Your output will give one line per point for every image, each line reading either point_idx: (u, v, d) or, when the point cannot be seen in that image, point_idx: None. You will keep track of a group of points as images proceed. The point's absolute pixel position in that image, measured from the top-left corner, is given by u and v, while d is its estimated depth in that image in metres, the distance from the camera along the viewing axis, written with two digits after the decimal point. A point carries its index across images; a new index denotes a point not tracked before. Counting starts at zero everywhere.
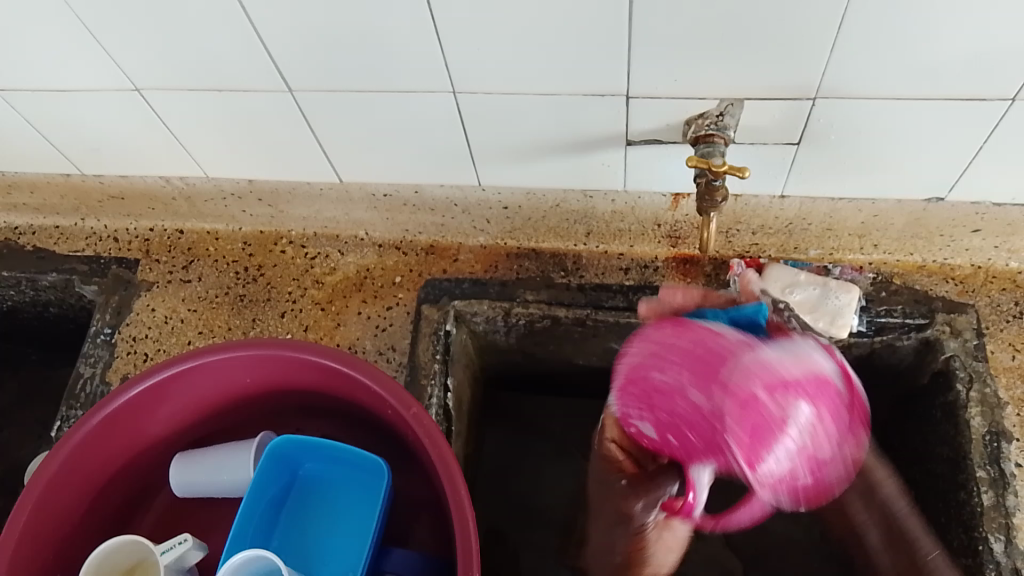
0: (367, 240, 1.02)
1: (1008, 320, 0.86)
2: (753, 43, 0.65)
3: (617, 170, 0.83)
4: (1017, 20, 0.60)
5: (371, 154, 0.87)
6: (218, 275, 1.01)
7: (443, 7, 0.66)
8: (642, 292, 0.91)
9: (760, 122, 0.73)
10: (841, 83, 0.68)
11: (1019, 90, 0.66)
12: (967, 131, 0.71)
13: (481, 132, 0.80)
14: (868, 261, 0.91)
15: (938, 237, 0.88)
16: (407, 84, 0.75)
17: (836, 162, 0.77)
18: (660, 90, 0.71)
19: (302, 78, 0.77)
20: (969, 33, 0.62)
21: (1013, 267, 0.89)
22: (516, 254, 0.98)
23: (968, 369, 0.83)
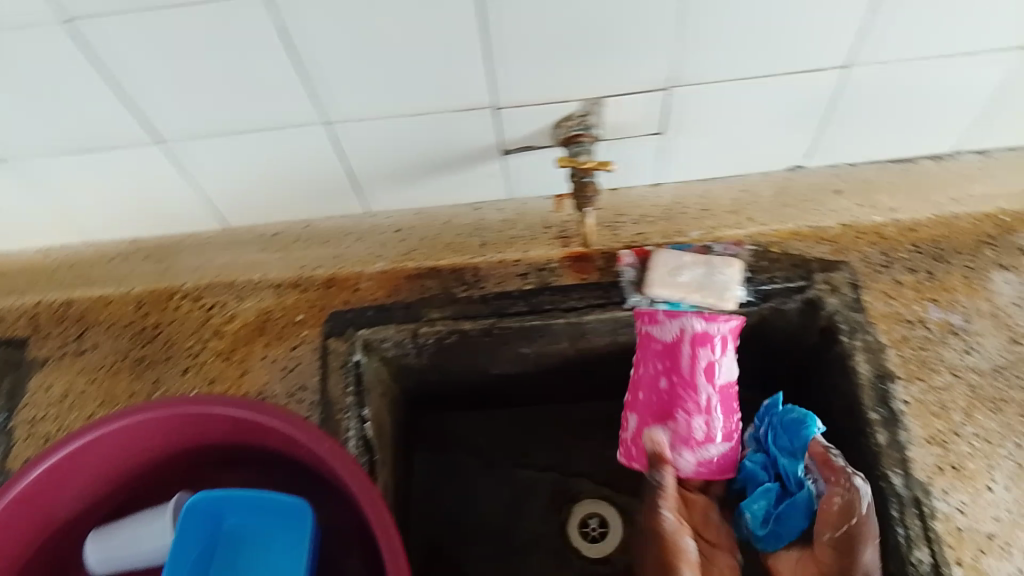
0: (264, 282, 1.00)
1: (880, 271, 0.91)
2: (605, 37, 0.67)
3: (499, 180, 0.85)
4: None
5: (252, 196, 0.86)
6: (114, 341, 0.99)
7: (299, 35, 0.66)
8: (543, 293, 0.96)
9: (624, 119, 0.76)
10: (688, 72, 0.71)
11: (850, 58, 0.71)
12: (813, 103, 0.76)
13: (360, 162, 0.81)
14: (745, 236, 0.94)
15: (806, 204, 0.95)
16: (280, 122, 0.75)
17: (703, 146, 0.81)
18: (524, 99, 0.73)
19: (169, 126, 0.75)
20: (799, 5, 0.65)
21: (877, 221, 0.94)
22: (416, 274, 0.98)
23: (848, 321, 0.90)
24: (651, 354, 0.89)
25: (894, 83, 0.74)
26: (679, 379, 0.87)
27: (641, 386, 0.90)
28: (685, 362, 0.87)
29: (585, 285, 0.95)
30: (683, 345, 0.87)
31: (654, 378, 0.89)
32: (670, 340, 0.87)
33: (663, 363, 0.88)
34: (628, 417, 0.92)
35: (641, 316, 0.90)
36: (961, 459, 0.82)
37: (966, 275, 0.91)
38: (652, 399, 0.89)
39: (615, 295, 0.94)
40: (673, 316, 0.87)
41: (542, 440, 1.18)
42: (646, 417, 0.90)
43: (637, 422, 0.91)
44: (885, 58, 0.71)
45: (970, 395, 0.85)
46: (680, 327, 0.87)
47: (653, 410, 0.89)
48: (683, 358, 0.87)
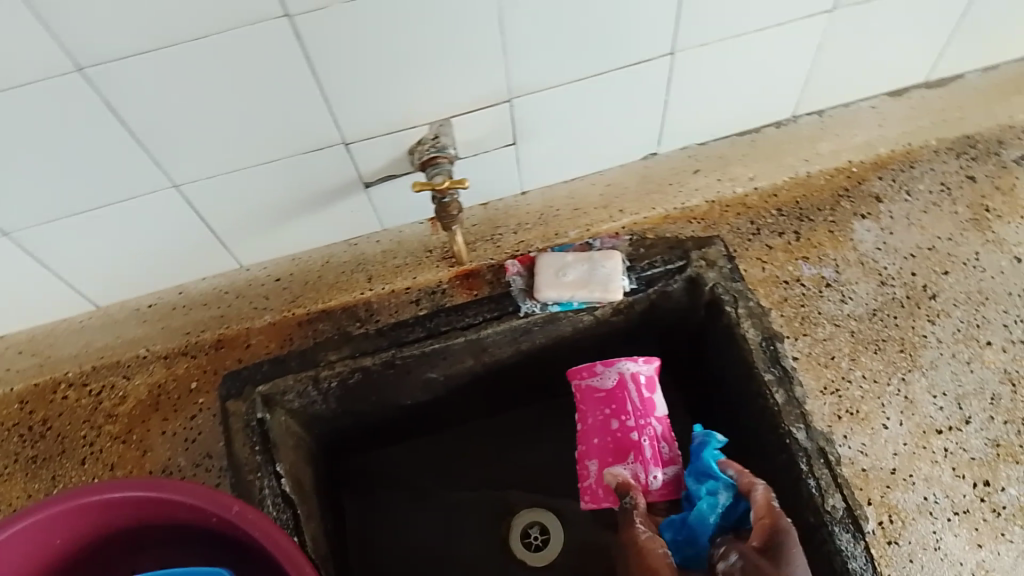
0: (150, 355, 0.97)
1: (750, 239, 0.95)
2: (439, 58, 0.68)
3: (368, 212, 0.85)
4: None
5: (117, 270, 0.83)
6: (1, 445, 0.94)
7: (126, 106, 0.64)
8: (439, 316, 0.95)
9: (474, 135, 0.77)
10: (525, 80, 0.73)
11: (674, 44, 0.73)
12: (651, 91, 0.78)
13: (221, 218, 0.80)
14: (621, 226, 0.97)
15: (669, 187, 0.99)
16: (128, 192, 0.73)
17: (558, 148, 0.82)
18: (372, 131, 0.73)
19: (10, 216, 0.72)
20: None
21: (739, 192, 0.98)
22: (307, 319, 0.97)
23: (730, 291, 0.92)
24: (593, 403, 0.90)
25: (722, 61, 0.77)
26: (625, 419, 0.87)
27: (591, 430, 0.90)
28: (630, 403, 0.88)
29: (477, 301, 0.95)
30: (625, 388, 0.88)
31: (606, 421, 0.88)
32: (613, 385, 0.89)
33: (609, 409, 0.89)
34: (586, 465, 0.90)
35: (576, 373, 0.92)
36: (856, 403, 0.85)
37: (830, 228, 0.96)
38: (609, 439, 0.88)
39: (508, 305, 0.94)
40: (610, 364, 0.89)
41: (468, 461, 1.18)
42: (605, 458, 0.88)
43: (597, 465, 0.88)
44: (707, 39, 0.74)
45: (852, 340, 0.89)
46: (618, 374, 0.89)
47: (610, 451, 0.87)
48: (628, 399, 0.88)
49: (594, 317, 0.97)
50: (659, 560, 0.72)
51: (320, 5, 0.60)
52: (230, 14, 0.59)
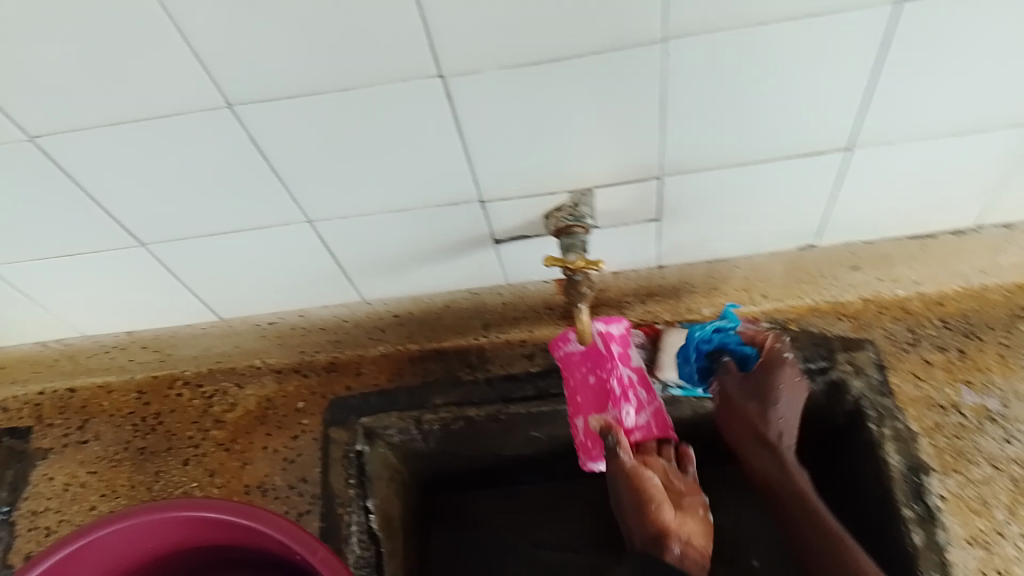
0: (264, 367, 0.98)
1: (906, 349, 0.85)
2: (590, 130, 0.64)
3: (494, 266, 0.82)
4: (835, 69, 0.59)
5: (242, 287, 0.84)
6: (116, 431, 0.97)
7: (269, 144, 0.64)
8: (551, 376, 0.91)
9: (614, 206, 0.72)
10: (680, 160, 0.67)
11: (853, 139, 0.66)
12: (818, 184, 0.71)
13: (348, 255, 0.78)
14: (761, 312, 0.88)
15: (821, 278, 0.87)
16: (262, 221, 0.73)
17: (702, 231, 0.77)
18: (510, 193, 0.70)
19: (152, 228, 0.73)
20: (793, 87, 0.60)
21: (901, 295, 0.87)
22: (418, 357, 0.95)
23: (877, 406, 0.84)
24: (572, 367, 0.78)
25: (901, 160, 0.69)
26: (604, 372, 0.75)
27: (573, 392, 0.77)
28: (609, 358, 0.76)
29: None
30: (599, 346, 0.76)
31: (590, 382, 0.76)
32: (587, 344, 0.76)
33: (587, 367, 0.76)
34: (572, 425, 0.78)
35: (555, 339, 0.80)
36: (1007, 562, 0.74)
37: (1001, 351, 0.84)
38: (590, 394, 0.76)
39: None
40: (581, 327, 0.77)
41: None
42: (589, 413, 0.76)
43: (582, 424, 0.76)
44: (891, 139, 0.66)
45: (1012, 489, 0.77)
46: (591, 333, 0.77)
47: (592, 404, 0.76)
48: (604, 354, 0.76)
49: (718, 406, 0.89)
50: (652, 485, 0.69)
51: (475, 69, 0.57)
52: (380, 68, 0.57)
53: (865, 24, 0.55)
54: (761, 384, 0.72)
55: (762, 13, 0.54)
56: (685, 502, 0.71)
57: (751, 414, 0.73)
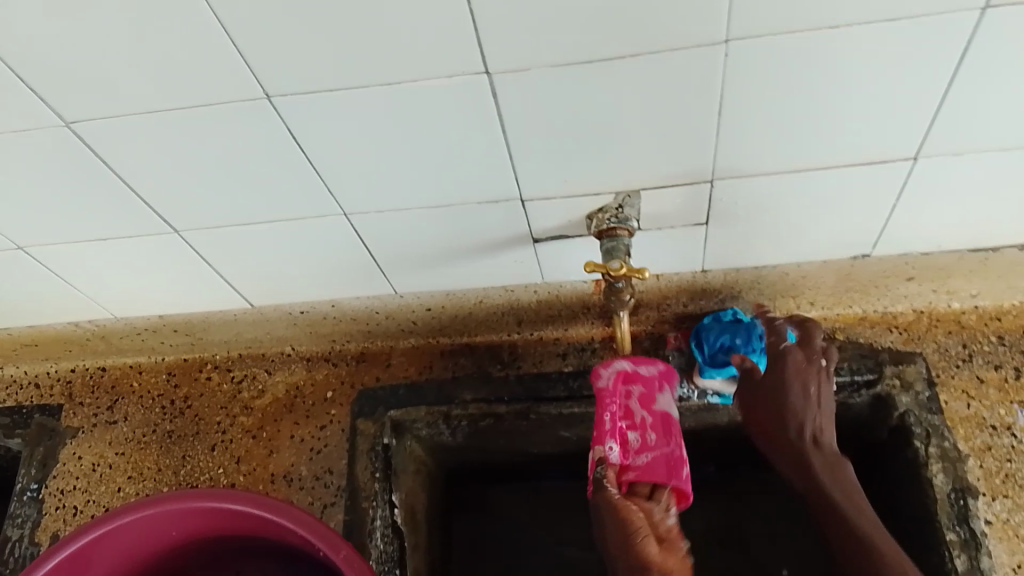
0: (294, 354, 0.97)
1: (958, 365, 0.82)
2: (641, 132, 0.61)
3: (532, 265, 0.79)
4: (906, 78, 0.55)
5: (274, 276, 0.82)
6: (144, 413, 0.97)
7: (307, 135, 0.61)
8: (584, 376, 0.88)
9: (661, 209, 0.69)
10: (734, 165, 0.64)
11: (920, 148, 0.62)
12: (878, 194, 0.67)
13: (383, 249, 0.76)
14: (807, 319, 0.86)
15: (873, 289, 0.82)
16: (297, 212, 0.71)
17: (751, 237, 0.73)
18: (553, 193, 0.67)
19: (185, 215, 0.71)
20: (861, 94, 0.57)
21: (956, 307, 0.84)
22: (450, 351, 0.93)
23: (924, 424, 0.79)
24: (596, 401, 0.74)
25: (969, 173, 0.65)
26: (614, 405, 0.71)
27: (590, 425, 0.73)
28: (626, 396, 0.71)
29: None
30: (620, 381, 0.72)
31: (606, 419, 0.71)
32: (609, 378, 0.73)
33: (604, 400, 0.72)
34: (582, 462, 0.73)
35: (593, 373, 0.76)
36: None
37: None
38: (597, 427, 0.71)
39: None
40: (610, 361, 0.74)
41: None
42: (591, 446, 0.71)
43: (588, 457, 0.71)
44: (962, 150, 0.62)
45: None
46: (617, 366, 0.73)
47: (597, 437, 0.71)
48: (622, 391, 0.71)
49: None
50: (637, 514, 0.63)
51: (525, 65, 0.55)
52: (425, 62, 0.54)
53: (943, 32, 0.52)
54: (771, 370, 0.70)
55: (834, 17, 0.51)
56: (667, 543, 0.63)
57: (773, 407, 0.69)
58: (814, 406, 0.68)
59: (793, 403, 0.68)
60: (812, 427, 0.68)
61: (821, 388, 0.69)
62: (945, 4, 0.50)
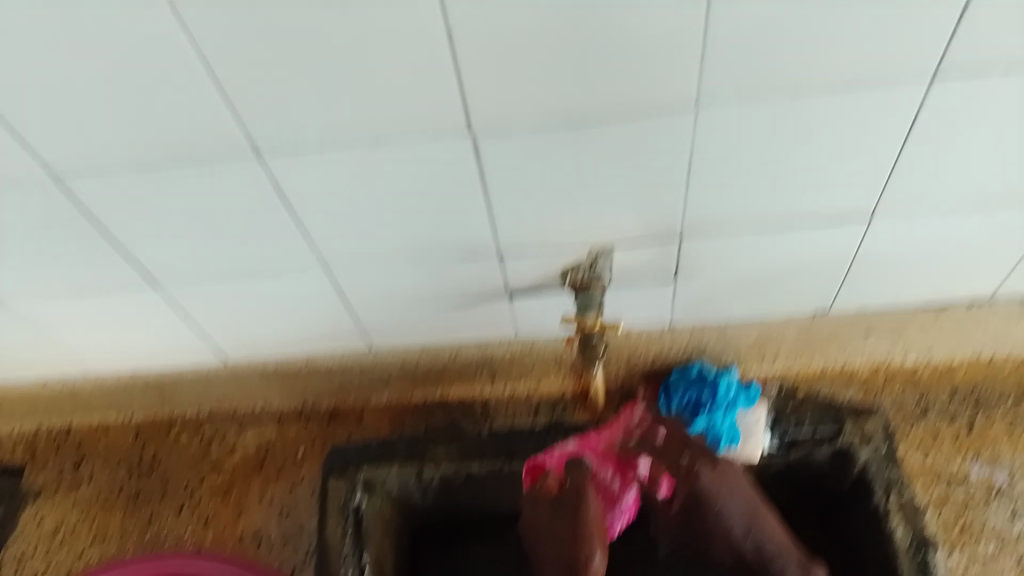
0: (265, 413, 0.96)
1: (916, 418, 0.85)
2: (616, 191, 0.64)
3: (507, 318, 0.82)
4: (862, 142, 0.60)
5: (252, 329, 0.83)
6: (110, 474, 0.95)
7: (293, 190, 0.63)
8: (558, 431, 0.89)
9: (631, 265, 0.73)
10: (702, 222, 0.67)
11: (876, 207, 0.66)
12: (837, 250, 0.71)
13: (361, 301, 0.78)
14: (770, 373, 0.89)
15: (832, 344, 0.86)
16: (278, 265, 0.72)
17: (718, 289, 0.77)
18: (530, 247, 0.70)
19: (166, 269, 0.72)
20: (821, 158, 0.61)
21: (910, 361, 0.87)
22: (423, 406, 0.94)
23: (883, 478, 0.80)
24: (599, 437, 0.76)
25: (921, 232, 0.69)
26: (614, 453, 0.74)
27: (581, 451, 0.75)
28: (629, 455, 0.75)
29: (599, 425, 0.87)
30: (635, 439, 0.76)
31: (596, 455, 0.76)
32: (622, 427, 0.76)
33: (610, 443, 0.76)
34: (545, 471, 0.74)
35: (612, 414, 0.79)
36: None
37: (1009, 423, 0.84)
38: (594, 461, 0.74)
39: None
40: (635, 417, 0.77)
41: None
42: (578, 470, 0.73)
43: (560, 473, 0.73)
44: (914, 211, 0.67)
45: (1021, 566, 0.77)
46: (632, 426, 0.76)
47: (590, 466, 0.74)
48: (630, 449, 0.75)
49: None
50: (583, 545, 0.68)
51: (508, 127, 0.58)
52: (411, 122, 0.57)
53: (894, 101, 0.57)
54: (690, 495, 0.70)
55: (794, 86, 0.55)
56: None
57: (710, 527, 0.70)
58: (743, 520, 0.69)
59: (733, 528, 0.69)
60: (756, 539, 0.70)
61: (741, 499, 0.70)
62: (897, 76, 0.55)
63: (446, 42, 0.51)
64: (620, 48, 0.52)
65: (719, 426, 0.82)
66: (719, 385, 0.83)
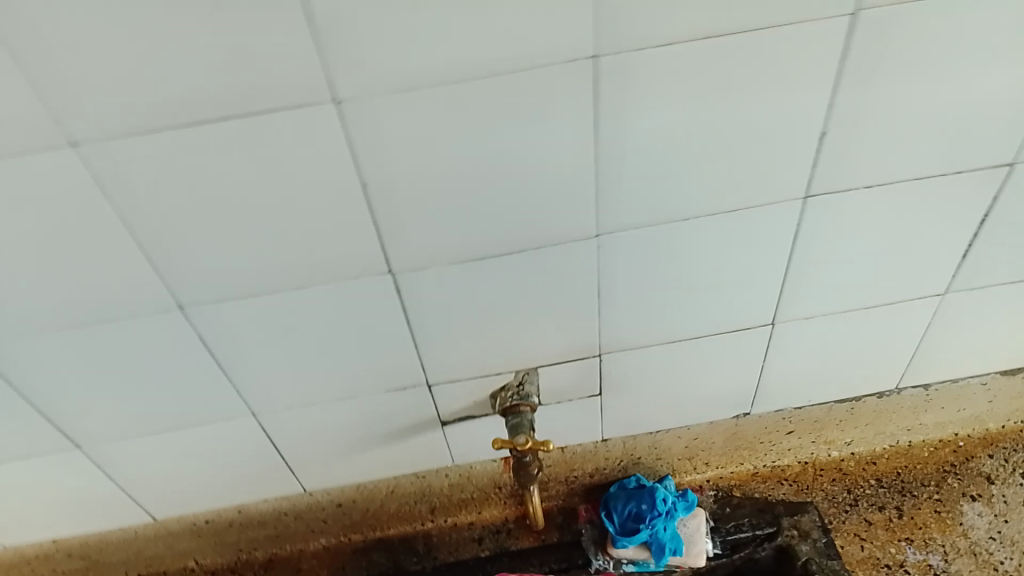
0: (198, 568, 0.93)
1: (847, 510, 0.87)
2: (534, 315, 0.67)
3: (442, 446, 0.82)
4: (755, 253, 0.65)
5: (180, 484, 0.81)
6: None
7: (219, 338, 0.64)
8: (501, 560, 0.90)
9: (557, 385, 0.75)
10: (619, 339, 0.70)
11: (775, 313, 0.71)
12: (749, 355, 0.75)
13: (293, 443, 0.77)
14: (705, 479, 0.91)
15: (759, 445, 0.89)
16: (205, 414, 0.72)
17: (644, 401, 0.79)
18: (458, 374, 0.72)
19: (87, 427, 0.71)
20: (719, 271, 0.66)
21: (835, 455, 0.91)
22: (363, 547, 0.92)
23: (826, 570, 0.82)
24: None
25: (821, 334, 0.74)
26: None
27: None
28: None
29: (544, 548, 0.89)
30: None
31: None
32: None
33: None
34: None
35: None
36: None
37: (936, 508, 0.86)
38: None
39: (577, 557, 0.88)
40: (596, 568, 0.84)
41: None
42: None
43: None
44: (810, 313, 0.71)
45: None
46: None
47: None
48: None
49: None
50: None
51: (427, 263, 0.61)
52: (332, 264, 0.60)
53: (778, 215, 0.62)
54: None
55: (685, 207, 0.60)
56: None
57: None
58: None
59: None
60: None
61: None
62: (775, 195, 0.60)
63: (362, 190, 0.55)
64: (524, 186, 0.57)
65: (663, 536, 0.82)
66: (657, 495, 0.84)
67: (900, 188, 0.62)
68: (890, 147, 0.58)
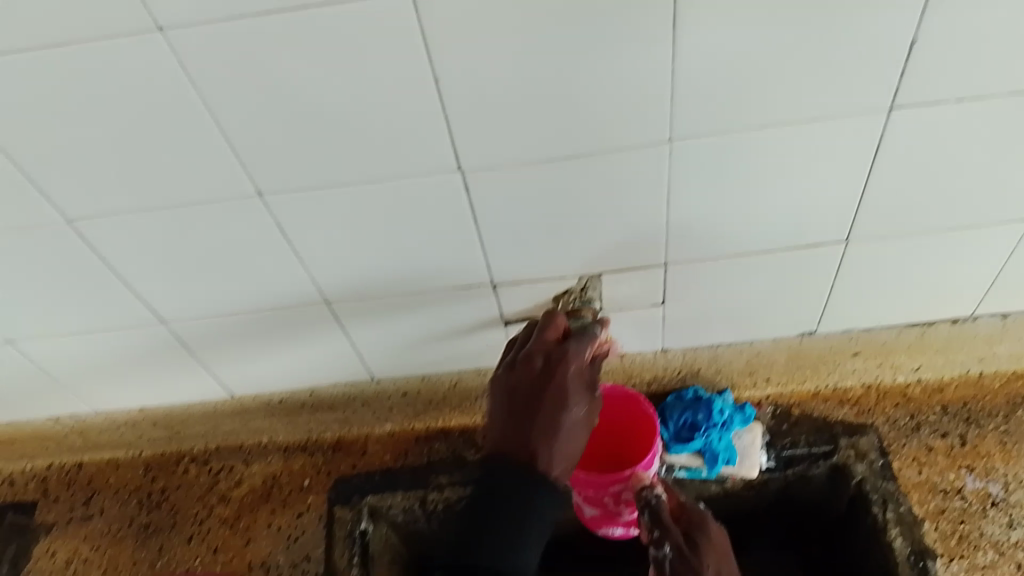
0: (271, 445, 0.98)
1: (908, 435, 0.85)
2: (600, 221, 0.67)
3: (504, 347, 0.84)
4: (834, 168, 0.62)
5: (257, 364, 0.85)
6: (121, 507, 0.97)
7: (292, 228, 0.66)
8: None
9: (620, 293, 0.75)
10: (685, 249, 0.70)
11: (851, 231, 0.69)
12: (819, 273, 0.74)
13: (362, 333, 0.81)
14: (764, 396, 0.90)
15: (822, 364, 0.87)
16: (279, 300, 0.75)
17: (706, 313, 0.79)
18: (521, 277, 0.73)
19: (171, 304, 0.75)
20: (794, 185, 0.64)
21: (901, 380, 0.88)
22: (425, 436, 0.95)
23: (880, 491, 0.83)
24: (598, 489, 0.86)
25: (896, 255, 0.72)
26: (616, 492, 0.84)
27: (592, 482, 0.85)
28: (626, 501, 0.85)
29: None
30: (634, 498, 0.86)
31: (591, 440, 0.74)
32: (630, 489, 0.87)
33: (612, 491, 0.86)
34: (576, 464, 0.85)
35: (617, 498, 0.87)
36: None
37: (1002, 438, 0.84)
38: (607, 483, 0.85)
39: None
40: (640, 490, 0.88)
41: None
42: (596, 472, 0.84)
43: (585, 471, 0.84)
44: (888, 233, 0.69)
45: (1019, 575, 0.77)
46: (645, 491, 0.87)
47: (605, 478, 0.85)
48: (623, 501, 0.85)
49: (721, 488, 0.88)
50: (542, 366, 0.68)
51: (495, 163, 0.61)
52: (401, 160, 0.60)
53: (861, 128, 0.59)
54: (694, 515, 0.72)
55: (763, 116, 0.58)
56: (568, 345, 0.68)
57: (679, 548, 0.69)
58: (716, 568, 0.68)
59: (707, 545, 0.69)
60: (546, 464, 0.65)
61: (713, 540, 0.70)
62: (859, 105, 0.58)
63: (432, 87, 0.55)
64: (596, 87, 0.55)
65: (716, 446, 0.84)
66: (713, 406, 0.86)
67: (997, 107, 0.58)
68: (989, 57, 0.55)
